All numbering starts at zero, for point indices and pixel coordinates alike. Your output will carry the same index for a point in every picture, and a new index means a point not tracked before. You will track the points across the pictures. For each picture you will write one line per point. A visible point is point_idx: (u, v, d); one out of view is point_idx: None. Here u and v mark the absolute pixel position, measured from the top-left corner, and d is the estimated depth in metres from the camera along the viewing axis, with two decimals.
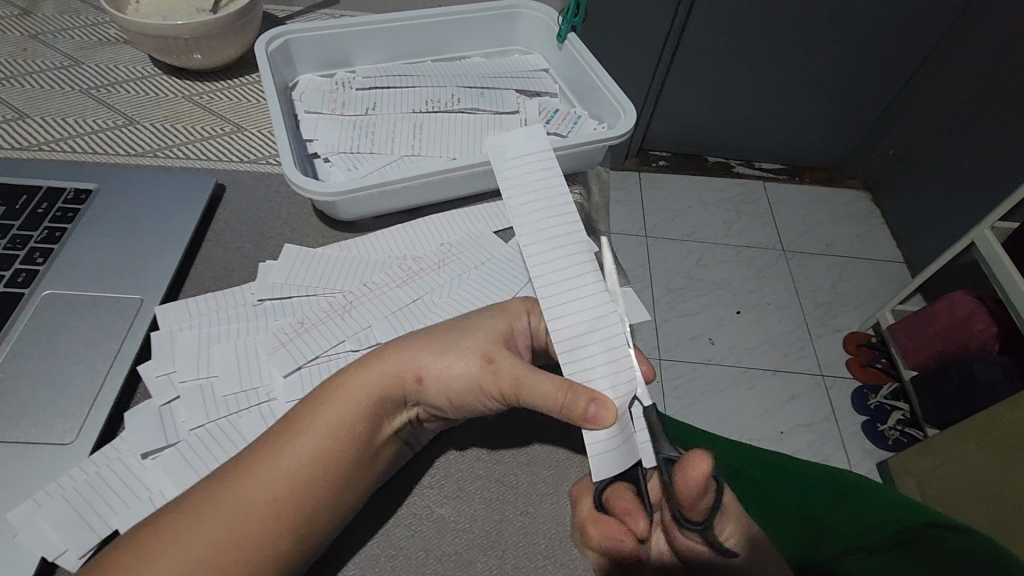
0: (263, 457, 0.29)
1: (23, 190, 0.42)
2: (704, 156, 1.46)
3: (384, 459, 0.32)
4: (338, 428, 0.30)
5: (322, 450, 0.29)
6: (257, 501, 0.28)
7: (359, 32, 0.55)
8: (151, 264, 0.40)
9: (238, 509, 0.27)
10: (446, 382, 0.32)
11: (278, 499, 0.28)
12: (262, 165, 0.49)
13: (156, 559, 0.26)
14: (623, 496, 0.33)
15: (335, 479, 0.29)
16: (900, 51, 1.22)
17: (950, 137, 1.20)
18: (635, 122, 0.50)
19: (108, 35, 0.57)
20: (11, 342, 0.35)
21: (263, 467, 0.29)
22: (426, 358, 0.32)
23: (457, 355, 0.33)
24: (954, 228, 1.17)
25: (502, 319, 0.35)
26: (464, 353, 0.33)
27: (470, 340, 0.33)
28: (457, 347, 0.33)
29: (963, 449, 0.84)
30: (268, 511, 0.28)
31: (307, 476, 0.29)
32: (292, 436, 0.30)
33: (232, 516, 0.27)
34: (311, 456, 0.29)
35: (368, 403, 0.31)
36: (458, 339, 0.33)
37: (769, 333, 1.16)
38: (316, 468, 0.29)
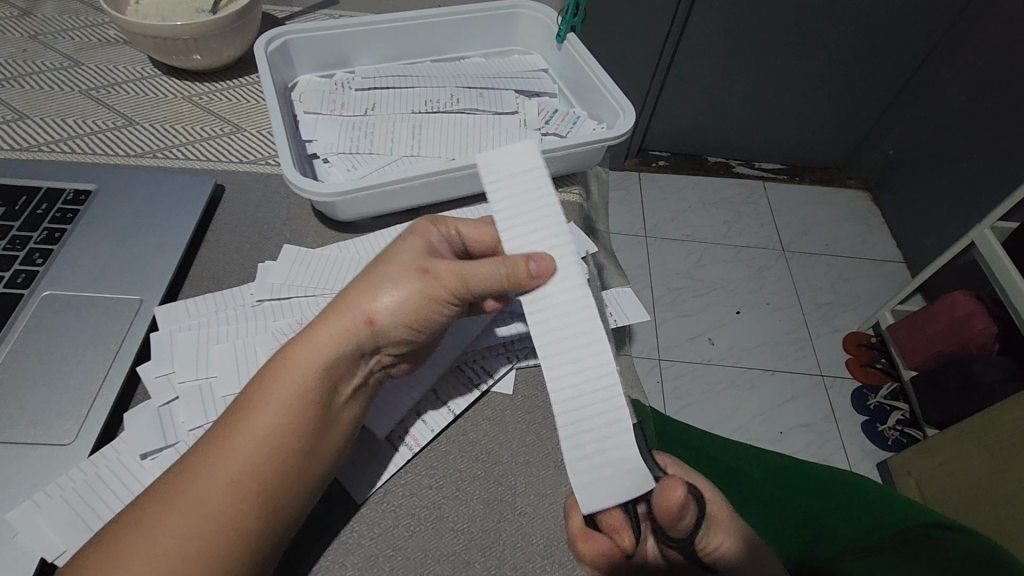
0: (222, 440, 0.28)
1: (22, 191, 0.42)
2: (703, 156, 1.46)
3: (350, 404, 0.32)
4: (292, 396, 0.29)
5: (280, 421, 0.29)
6: (225, 481, 0.27)
7: (358, 32, 0.55)
8: (151, 265, 0.40)
9: (208, 495, 0.27)
10: (396, 314, 0.32)
11: (243, 472, 0.28)
12: (261, 165, 0.49)
13: (135, 559, 0.25)
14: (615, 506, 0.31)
15: (298, 432, 0.29)
16: (900, 51, 1.22)
17: (949, 137, 1.20)
18: (634, 122, 0.50)
19: (108, 36, 0.57)
20: (11, 343, 0.35)
21: (222, 445, 0.28)
22: (361, 295, 0.32)
23: (393, 284, 0.32)
24: (954, 228, 1.17)
25: (423, 241, 0.35)
26: (400, 282, 0.32)
27: (402, 267, 0.33)
28: (390, 280, 0.32)
29: (962, 449, 0.84)
30: (232, 489, 0.27)
31: (269, 440, 0.29)
32: (245, 407, 0.29)
33: (195, 504, 0.27)
34: (269, 430, 0.29)
35: (320, 357, 0.30)
36: (389, 272, 0.33)
37: (769, 333, 1.16)
38: (276, 425, 0.29)
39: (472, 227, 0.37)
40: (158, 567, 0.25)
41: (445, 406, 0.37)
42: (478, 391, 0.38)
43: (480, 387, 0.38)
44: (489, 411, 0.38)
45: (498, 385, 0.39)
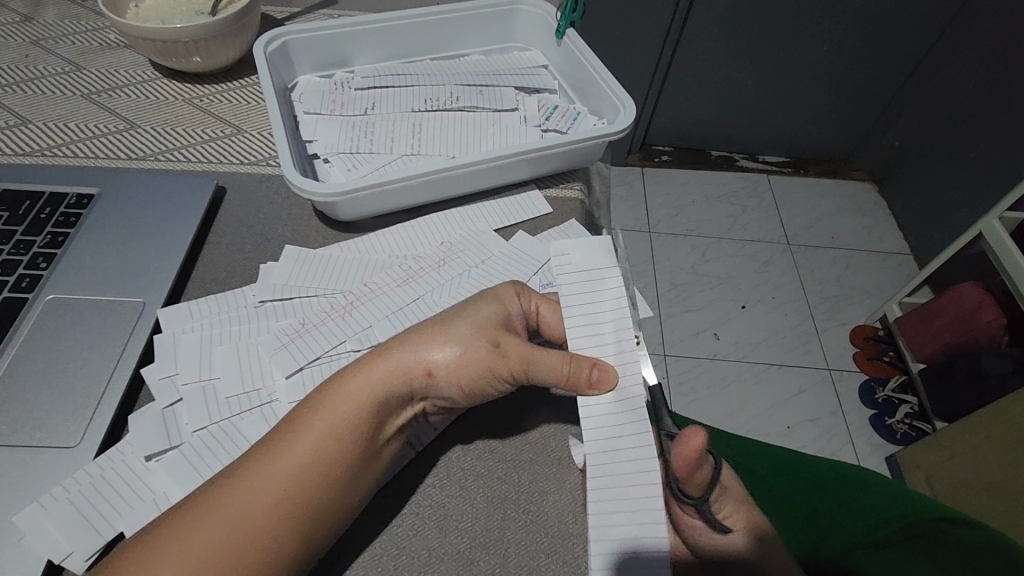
0: (267, 459, 0.29)
1: (25, 196, 0.42)
2: (706, 151, 1.45)
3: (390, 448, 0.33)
4: (343, 430, 0.30)
5: (327, 452, 0.29)
6: (266, 499, 0.28)
7: (357, 31, 0.55)
8: (153, 268, 0.40)
9: (246, 505, 0.27)
10: (455, 373, 0.32)
11: (284, 497, 0.28)
12: (261, 167, 0.49)
13: (166, 561, 0.26)
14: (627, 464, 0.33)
15: (344, 469, 0.30)
16: (904, 41, 1.21)
17: (955, 127, 1.18)
18: (635, 117, 0.50)
19: (108, 40, 0.57)
20: (14, 348, 0.35)
21: (270, 463, 0.29)
22: (433, 344, 0.33)
23: (461, 340, 0.33)
24: (961, 219, 1.16)
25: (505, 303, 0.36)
26: (469, 340, 0.33)
27: (470, 325, 0.34)
28: (455, 335, 0.33)
29: (971, 442, 0.84)
30: (270, 512, 0.28)
31: (313, 468, 0.29)
32: (298, 429, 0.30)
33: (232, 519, 0.27)
34: (316, 460, 0.29)
35: (377, 400, 0.31)
36: (461, 326, 0.33)
37: (775, 328, 1.15)
38: (325, 458, 0.29)
39: (553, 312, 0.37)
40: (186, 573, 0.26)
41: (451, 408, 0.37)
42: None
43: None
44: (491, 409, 0.38)
45: None
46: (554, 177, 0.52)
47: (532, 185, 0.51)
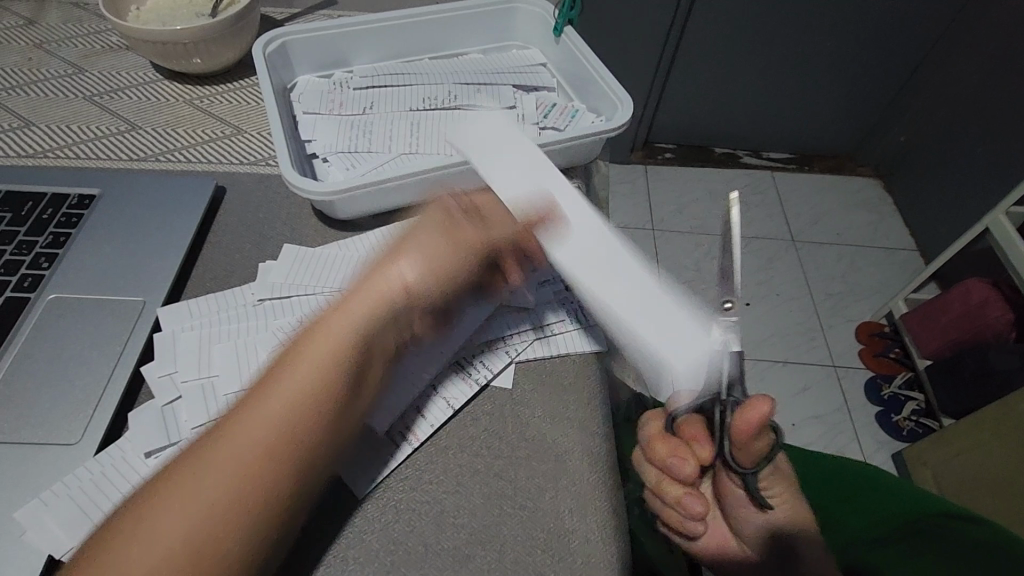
0: (254, 406, 0.30)
1: (28, 197, 0.42)
2: (710, 148, 1.45)
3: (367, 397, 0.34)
4: (325, 364, 0.31)
5: (312, 389, 0.30)
6: (258, 443, 0.29)
7: (356, 31, 0.55)
8: (153, 267, 0.41)
9: (241, 450, 0.29)
10: (427, 277, 0.34)
11: (276, 437, 0.29)
12: (260, 167, 0.50)
13: (173, 512, 0.27)
14: (692, 424, 0.40)
15: (330, 401, 0.31)
16: (909, 36, 1.20)
17: (961, 121, 1.18)
18: (632, 113, 0.50)
19: (110, 42, 0.57)
20: (16, 347, 0.36)
21: (258, 409, 0.30)
22: (388, 285, 0.33)
23: (415, 277, 0.33)
24: (969, 215, 1.15)
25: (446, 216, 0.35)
26: (423, 275, 0.34)
27: (432, 232, 0.35)
28: (418, 246, 0.34)
29: (978, 438, 0.83)
30: (264, 454, 0.29)
31: (302, 406, 0.30)
32: (264, 391, 0.30)
33: (229, 466, 0.28)
34: (300, 400, 0.30)
35: (352, 326, 0.32)
36: (412, 260, 0.33)
37: (779, 325, 1.15)
38: (297, 411, 0.30)
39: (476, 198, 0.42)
40: (192, 519, 0.27)
41: (448, 405, 0.37)
42: (479, 387, 0.38)
43: (480, 384, 0.38)
44: (489, 406, 0.38)
45: (498, 379, 0.39)
46: None
47: None
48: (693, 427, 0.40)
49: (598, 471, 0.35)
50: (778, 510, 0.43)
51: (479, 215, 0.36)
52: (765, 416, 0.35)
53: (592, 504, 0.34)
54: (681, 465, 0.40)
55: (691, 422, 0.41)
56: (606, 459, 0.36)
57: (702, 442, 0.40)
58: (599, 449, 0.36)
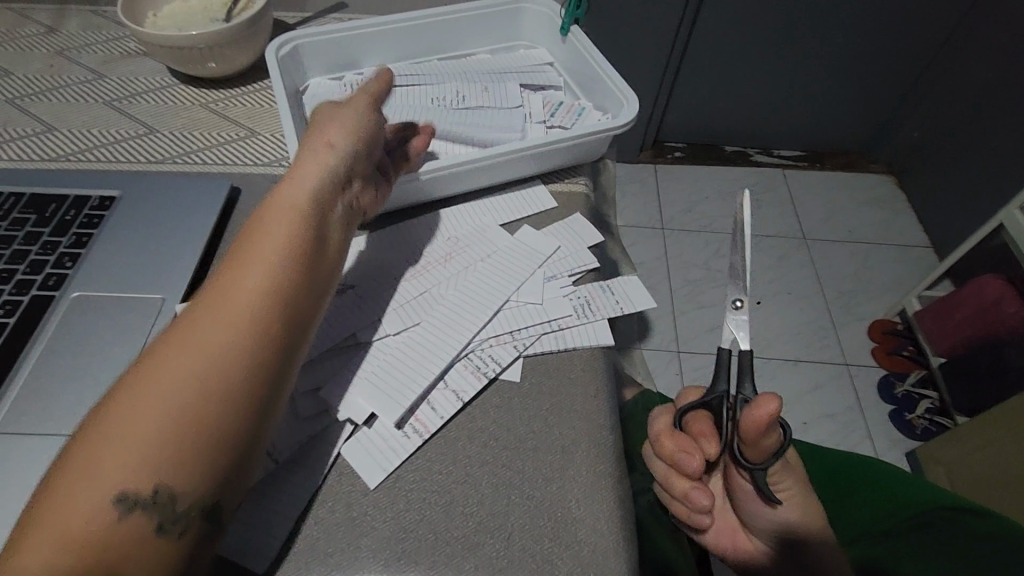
0: (228, 271, 0.30)
1: (52, 199, 0.44)
2: (720, 146, 1.44)
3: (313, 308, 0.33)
4: (288, 214, 0.33)
5: (284, 236, 0.32)
6: (245, 288, 0.30)
7: (365, 34, 0.56)
8: (172, 266, 0.42)
9: (231, 300, 0.29)
10: (348, 132, 0.38)
11: (264, 277, 0.30)
12: (274, 168, 0.51)
13: (175, 368, 0.27)
14: (702, 422, 0.40)
15: (305, 242, 0.32)
16: (920, 32, 1.19)
17: (974, 117, 1.16)
18: (638, 111, 0.50)
19: (128, 49, 0.59)
20: (42, 343, 0.37)
21: (236, 267, 0.30)
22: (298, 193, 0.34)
23: (326, 170, 0.36)
24: (983, 211, 1.13)
25: (335, 106, 0.41)
26: (325, 178, 0.35)
27: (334, 112, 0.40)
28: (327, 122, 0.39)
29: (993, 435, 0.83)
30: (254, 294, 0.29)
31: (279, 249, 0.31)
32: (235, 255, 0.31)
33: (221, 315, 0.29)
34: (276, 244, 0.31)
35: (300, 179, 0.35)
36: (308, 168, 0.35)
37: (790, 323, 1.14)
38: (267, 278, 0.30)
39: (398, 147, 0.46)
40: (197, 363, 0.27)
41: (457, 397, 0.38)
42: (488, 380, 0.39)
43: (488, 377, 0.39)
44: (498, 399, 0.39)
45: (506, 372, 0.40)
46: (558, 172, 0.52)
47: (537, 180, 0.52)
48: (701, 425, 0.40)
49: (604, 462, 0.36)
50: (787, 506, 0.43)
51: (354, 95, 0.42)
52: (773, 413, 0.35)
53: (599, 494, 0.35)
54: (688, 460, 0.38)
55: (699, 421, 0.41)
56: (613, 450, 0.37)
57: (709, 438, 0.39)
58: (606, 440, 0.37)
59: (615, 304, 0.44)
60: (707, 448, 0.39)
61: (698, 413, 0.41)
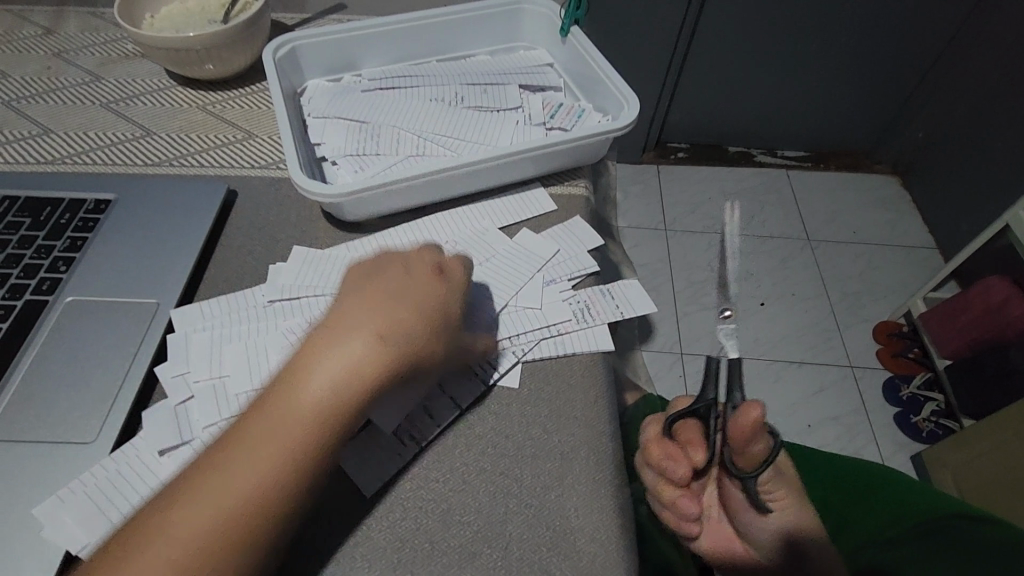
0: (223, 469, 0.29)
1: (47, 202, 0.44)
2: (723, 146, 1.43)
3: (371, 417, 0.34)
4: (303, 437, 0.29)
5: (287, 461, 0.29)
6: (227, 504, 0.28)
7: (363, 35, 0.56)
8: (167, 270, 0.42)
9: (210, 515, 0.27)
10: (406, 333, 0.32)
11: (247, 500, 0.28)
12: (272, 170, 0.50)
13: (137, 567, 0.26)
14: (689, 429, 0.39)
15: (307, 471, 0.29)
16: (924, 32, 1.19)
17: (980, 117, 1.15)
18: (638, 113, 0.49)
19: (125, 50, 0.59)
20: (34, 348, 0.37)
21: (229, 471, 0.28)
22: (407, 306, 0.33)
23: (362, 383, 0.30)
24: (990, 211, 1.12)
25: (407, 275, 0.35)
26: (360, 393, 0.30)
27: (402, 291, 0.34)
28: (391, 297, 0.33)
29: (1000, 439, 0.82)
30: (232, 515, 0.28)
31: (277, 476, 0.29)
32: (238, 454, 0.29)
33: (196, 527, 0.27)
34: (276, 466, 0.29)
35: (334, 389, 0.30)
36: (335, 364, 0.30)
37: (794, 325, 1.13)
38: (251, 500, 0.28)
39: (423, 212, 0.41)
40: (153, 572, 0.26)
41: (455, 405, 0.38)
42: (486, 387, 0.39)
43: (487, 383, 0.39)
44: (496, 405, 0.38)
45: (505, 379, 0.39)
46: (558, 175, 0.52)
47: (537, 183, 0.51)
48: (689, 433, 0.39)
49: (603, 470, 0.35)
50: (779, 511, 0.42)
51: (432, 269, 0.35)
52: (758, 420, 0.35)
53: (598, 503, 0.34)
54: (675, 467, 0.38)
55: (688, 428, 0.39)
56: (613, 458, 0.36)
57: (697, 447, 0.38)
58: (606, 447, 0.36)
59: (616, 308, 0.43)
60: (694, 458, 0.38)
61: (685, 420, 0.39)
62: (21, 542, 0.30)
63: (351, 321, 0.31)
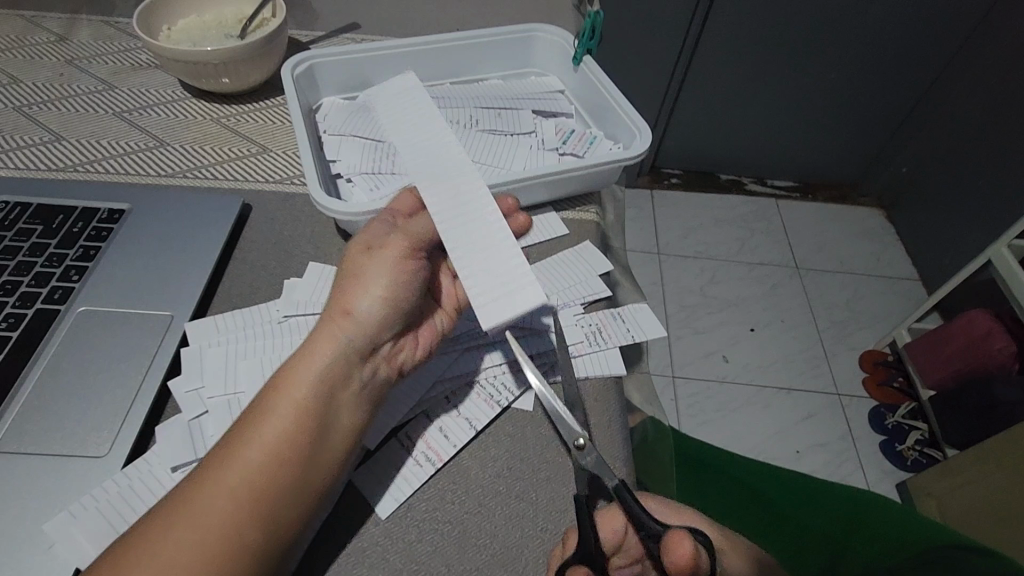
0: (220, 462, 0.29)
1: (60, 210, 0.43)
2: (715, 174, 1.47)
3: (381, 379, 0.35)
4: (290, 409, 0.31)
5: (276, 439, 0.30)
6: (224, 496, 0.28)
7: (380, 56, 0.57)
8: (181, 282, 0.41)
9: (211, 508, 0.28)
10: (371, 302, 0.34)
11: (245, 486, 0.29)
12: (286, 185, 0.51)
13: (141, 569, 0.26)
14: None
15: (299, 444, 0.30)
16: (911, 71, 1.23)
17: (963, 154, 1.20)
18: (650, 143, 0.51)
19: (139, 60, 0.59)
20: (45, 359, 0.36)
21: (224, 462, 0.29)
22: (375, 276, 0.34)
23: (336, 350, 0.32)
24: (971, 246, 1.16)
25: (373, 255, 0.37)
26: (337, 356, 0.32)
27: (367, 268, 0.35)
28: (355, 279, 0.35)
29: (983, 468, 0.83)
30: (228, 505, 0.28)
31: (271, 456, 0.29)
32: (234, 445, 0.30)
33: (195, 524, 0.27)
34: (268, 446, 0.30)
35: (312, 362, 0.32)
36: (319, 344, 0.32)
37: (784, 351, 1.15)
38: (248, 487, 0.29)
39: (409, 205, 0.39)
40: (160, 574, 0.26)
41: (470, 425, 0.38)
42: (501, 408, 0.39)
43: (503, 404, 0.39)
44: (510, 427, 0.38)
45: (519, 402, 0.39)
46: (569, 200, 0.53)
47: (549, 207, 0.52)
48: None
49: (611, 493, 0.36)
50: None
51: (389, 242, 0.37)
52: (692, 550, 0.28)
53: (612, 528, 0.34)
54: None
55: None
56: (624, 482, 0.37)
57: None
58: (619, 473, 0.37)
59: (627, 336, 0.43)
60: None
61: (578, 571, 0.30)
62: (31, 559, 0.29)
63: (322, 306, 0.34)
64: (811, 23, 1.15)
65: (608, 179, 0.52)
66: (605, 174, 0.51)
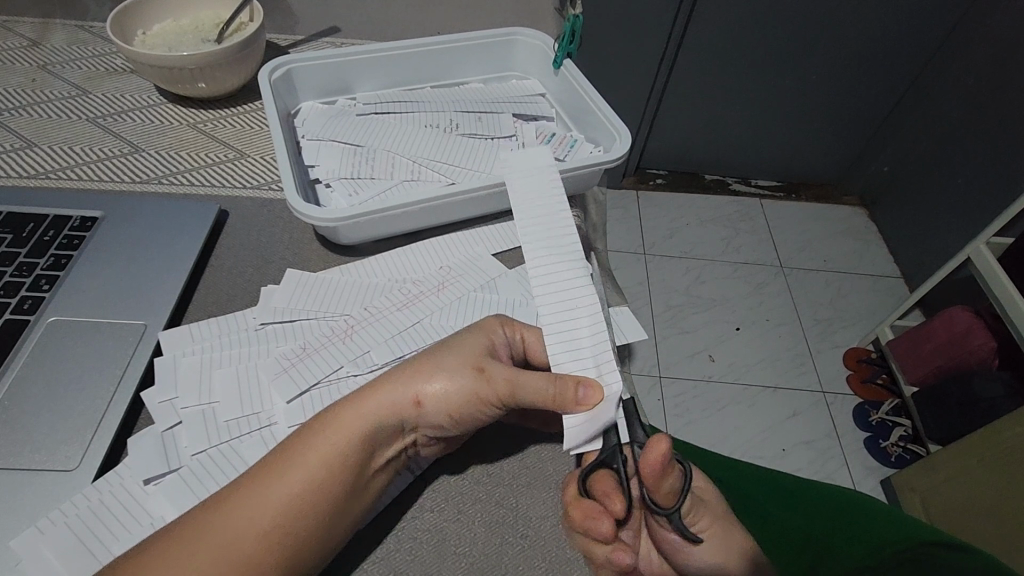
0: (254, 488, 0.30)
1: (30, 218, 0.42)
2: (699, 174, 1.48)
3: (404, 457, 0.35)
4: (331, 467, 0.31)
5: (309, 487, 0.30)
6: (251, 530, 0.29)
7: (359, 60, 0.56)
8: (156, 290, 0.41)
9: (233, 536, 0.28)
10: (445, 401, 0.33)
11: (272, 525, 0.29)
12: (263, 191, 0.50)
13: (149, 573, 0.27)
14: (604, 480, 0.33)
15: (329, 502, 0.30)
16: (892, 71, 1.25)
17: (943, 154, 1.21)
18: (630, 146, 0.51)
19: (115, 65, 0.58)
20: (13, 373, 0.35)
21: (258, 491, 0.30)
22: (459, 380, 0.34)
23: (388, 420, 0.32)
24: (951, 245, 1.17)
25: (463, 337, 0.36)
26: (388, 428, 0.32)
27: (457, 356, 0.35)
28: (445, 368, 0.34)
29: (963, 464, 0.84)
30: (255, 541, 0.28)
31: (300, 500, 0.30)
32: (269, 477, 0.30)
33: (220, 544, 0.28)
34: (301, 492, 0.30)
35: (367, 429, 0.32)
36: (380, 410, 0.32)
37: (769, 350, 1.16)
38: (274, 527, 0.29)
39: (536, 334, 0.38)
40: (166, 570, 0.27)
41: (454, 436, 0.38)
42: None
43: None
44: (489, 433, 0.38)
45: None
46: None
47: None
48: (604, 484, 0.33)
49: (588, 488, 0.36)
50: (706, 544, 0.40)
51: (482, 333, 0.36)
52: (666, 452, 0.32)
53: None
54: (596, 525, 0.31)
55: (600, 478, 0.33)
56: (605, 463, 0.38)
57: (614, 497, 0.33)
58: None
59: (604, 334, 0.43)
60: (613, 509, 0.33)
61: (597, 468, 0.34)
62: None
63: (397, 378, 0.34)
64: (791, 25, 1.16)
65: (589, 181, 0.52)
66: (586, 175, 0.51)
